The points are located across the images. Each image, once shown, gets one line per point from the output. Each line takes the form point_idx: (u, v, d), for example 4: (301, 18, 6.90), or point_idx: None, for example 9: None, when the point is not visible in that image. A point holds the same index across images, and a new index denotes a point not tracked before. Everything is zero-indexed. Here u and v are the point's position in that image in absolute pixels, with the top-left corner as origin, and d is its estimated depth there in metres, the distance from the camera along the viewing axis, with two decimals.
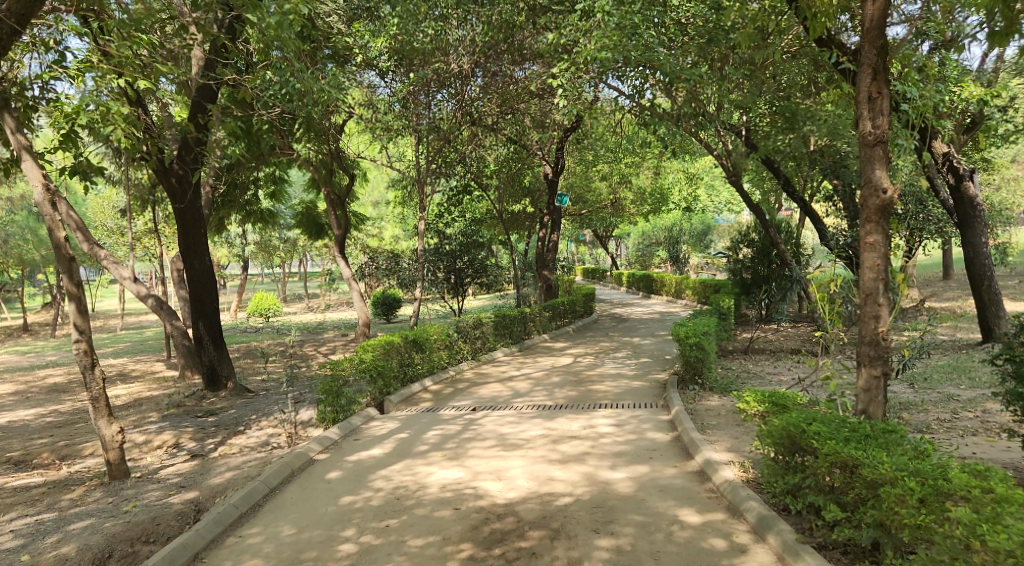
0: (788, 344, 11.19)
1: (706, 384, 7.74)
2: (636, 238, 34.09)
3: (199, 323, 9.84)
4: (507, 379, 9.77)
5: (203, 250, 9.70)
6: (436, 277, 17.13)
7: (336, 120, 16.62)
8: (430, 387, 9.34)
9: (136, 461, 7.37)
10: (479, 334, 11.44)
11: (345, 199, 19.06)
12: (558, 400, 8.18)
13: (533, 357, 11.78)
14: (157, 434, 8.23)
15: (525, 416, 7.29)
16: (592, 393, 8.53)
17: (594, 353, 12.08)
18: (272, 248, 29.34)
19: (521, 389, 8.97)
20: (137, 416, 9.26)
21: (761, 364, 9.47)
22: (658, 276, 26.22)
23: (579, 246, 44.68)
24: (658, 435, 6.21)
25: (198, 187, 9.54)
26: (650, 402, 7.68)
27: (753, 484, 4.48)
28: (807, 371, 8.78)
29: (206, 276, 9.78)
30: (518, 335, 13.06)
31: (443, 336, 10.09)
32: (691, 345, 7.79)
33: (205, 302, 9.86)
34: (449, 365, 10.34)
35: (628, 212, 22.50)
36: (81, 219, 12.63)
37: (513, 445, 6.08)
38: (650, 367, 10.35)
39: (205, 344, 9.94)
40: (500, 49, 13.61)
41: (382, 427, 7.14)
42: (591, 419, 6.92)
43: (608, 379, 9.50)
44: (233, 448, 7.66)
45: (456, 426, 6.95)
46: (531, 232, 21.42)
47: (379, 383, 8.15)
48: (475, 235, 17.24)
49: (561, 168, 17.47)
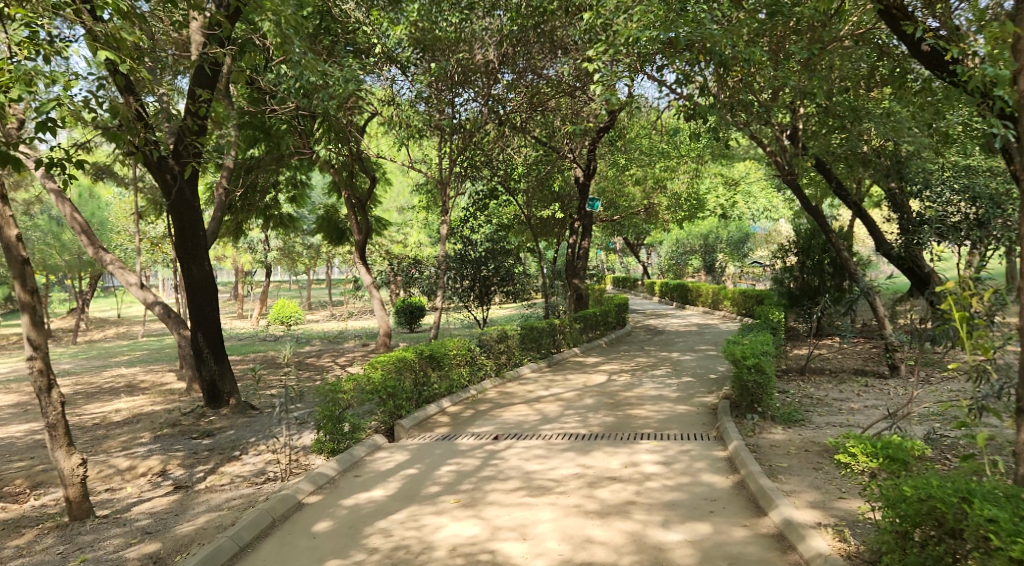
0: (849, 363, 10.00)
1: (768, 413, 6.64)
2: (669, 246, 32.90)
3: (198, 335, 9.05)
4: (534, 401, 8.77)
5: (201, 255, 8.90)
6: (460, 286, 15.98)
7: (357, 120, 15.86)
8: (448, 409, 8.36)
9: (115, 493, 6.51)
10: (504, 348, 10.47)
11: (366, 203, 18.27)
12: (592, 428, 7.15)
13: (563, 374, 10.77)
14: (144, 459, 7.38)
15: (556, 448, 6.27)
16: (632, 419, 7.49)
17: (630, 370, 11.03)
18: (295, 254, 28.79)
19: (549, 413, 7.96)
20: (127, 438, 8.46)
21: (824, 388, 8.31)
22: (693, 285, 25.01)
23: (608, 255, 43.36)
24: (715, 479, 5.15)
25: (193, 182, 8.67)
26: (701, 433, 6.61)
27: (859, 563, 3.42)
28: (882, 399, 7.64)
29: (206, 283, 8.99)
30: (545, 349, 12.06)
31: (464, 352, 9.13)
32: (749, 367, 6.70)
33: (204, 312, 9.05)
34: (471, 384, 9.35)
35: (662, 218, 21.37)
36: (86, 222, 11.98)
37: (541, 489, 5.07)
38: (694, 388, 9.27)
39: (205, 357, 9.14)
40: (531, 38, 12.58)
41: (388, 459, 6.17)
42: (633, 455, 5.88)
43: (648, 402, 8.44)
44: (223, 479, 6.75)
45: (475, 460, 5.96)
46: (561, 238, 20.43)
47: (388, 405, 7.22)
48: (502, 241, 16.13)
49: (593, 171, 16.48)
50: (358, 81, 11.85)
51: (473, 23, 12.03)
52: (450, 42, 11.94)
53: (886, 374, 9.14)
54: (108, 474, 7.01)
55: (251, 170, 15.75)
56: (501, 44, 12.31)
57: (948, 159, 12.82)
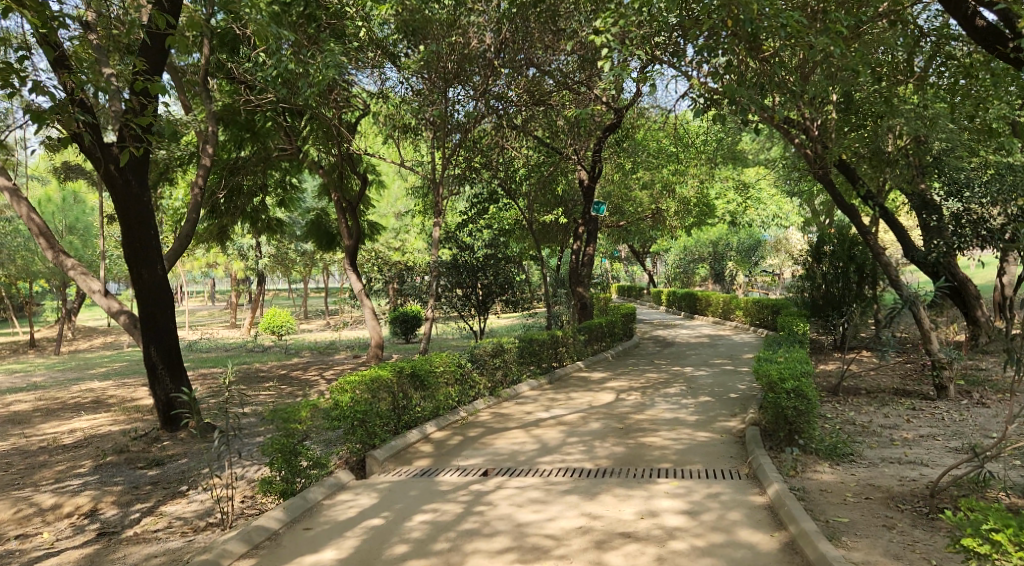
0: (887, 381, 8.87)
1: (811, 446, 5.52)
2: (676, 254, 31.73)
3: (149, 348, 8.01)
4: (532, 425, 7.66)
5: (154, 258, 7.87)
6: (452, 295, 14.66)
7: (346, 118, 14.86)
8: (433, 435, 7.27)
9: (25, 542, 5.46)
10: (499, 364, 9.37)
11: (356, 207, 17.21)
12: (599, 462, 6.05)
13: (566, 392, 9.64)
14: (72, 496, 6.33)
15: (556, 490, 5.18)
16: (645, 450, 6.37)
17: (641, 388, 9.92)
18: (288, 260, 27.81)
19: (549, 442, 6.85)
20: (64, 467, 7.41)
21: (866, 413, 7.14)
22: (703, 295, 23.92)
23: (613, 264, 42.10)
24: (757, 538, 4.02)
25: (143, 174, 7.68)
26: (731, 471, 5.51)
27: None
28: (937, 426, 6.49)
29: (158, 289, 7.96)
30: (546, 363, 10.95)
31: (453, 368, 8.05)
32: (787, 392, 5.60)
33: (156, 322, 8.02)
34: (460, 405, 8.25)
35: (670, 225, 20.25)
36: (44, 225, 10.98)
37: (537, 551, 3.99)
38: (714, 409, 8.17)
39: (160, 374, 8.10)
40: (530, 24, 11.52)
41: (350, 503, 5.09)
42: (652, 500, 4.79)
43: (663, 427, 7.31)
44: (159, 522, 5.68)
45: (456, 507, 4.89)
46: (564, 245, 19.33)
47: (359, 433, 6.16)
48: (500, 247, 14.80)
49: (598, 173, 15.30)
50: (341, 68, 10.83)
51: (468, 7, 10.99)
52: (442, 27, 10.95)
53: (932, 397, 7.98)
54: (26, 515, 5.99)
55: (235, 171, 14.85)
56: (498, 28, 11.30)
57: (988, 155, 11.68)
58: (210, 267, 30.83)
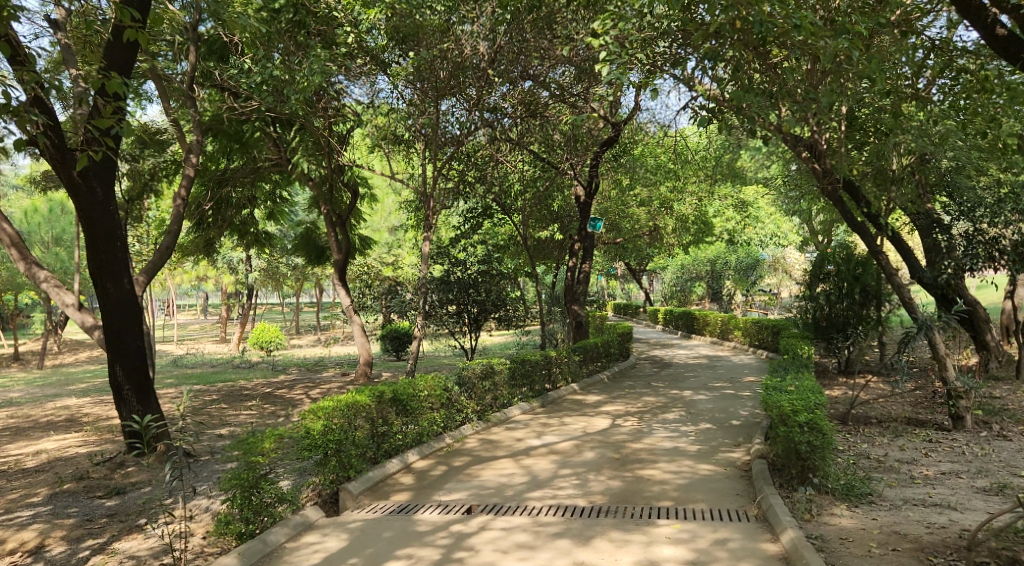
0: (898, 409, 8.41)
1: (826, 485, 5.04)
2: (673, 272, 31.30)
3: (115, 367, 7.54)
4: (522, 453, 7.16)
5: (122, 270, 7.41)
6: (443, 313, 14.04)
7: (336, 130, 14.45)
8: (415, 464, 6.77)
9: None
10: (488, 386, 8.87)
11: (346, 220, 16.75)
12: (594, 498, 5.56)
13: (559, 417, 9.13)
14: (19, 530, 5.80)
15: (546, 532, 4.70)
16: (643, 485, 5.87)
17: (638, 413, 9.42)
18: (279, 275, 27.30)
19: (540, 474, 6.34)
20: (17, 495, 6.86)
21: (879, 445, 6.66)
22: (700, 314, 23.47)
23: (609, 281, 41.72)
24: None
25: (111, 181, 7.24)
26: (737, 512, 5.04)
27: None
28: (959, 462, 6.01)
29: (126, 304, 7.50)
30: (539, 385, 10.44)
31: (438, 392, 7.57)
32: (800, 426, 5.11)
33: (123, 340, 7.53)
34: (446, 431, 7.74)
35: (667, 243, 19.84)
36: (15, 235, 10.39)
37: None
38: (716, 438, 7.68)
39: (126, 396, 7.60)
40: (526, 34, 11.15)
41: (317, 547, 4.65)
42: (651, 547, 4.31)
43: (662, 458, 6.82)
44: (109, 562, 5.15)
45: (434, 552, 4.39)
46: (560, 262, 18.86)
47: (332, 463, 5.68)
48: (494, 263, 14.30)
49: (595, 189, 14.99)
50: (329, 74, 10.38)
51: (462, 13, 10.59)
52: (434, 33, 10.47)
53: (949, 426, 7.51)
54: None
55: (223, 182, 14.47)
56: (493, 36, 10.87)
57: (997, 173, 11.30)
58: (199, 280, 30.27)
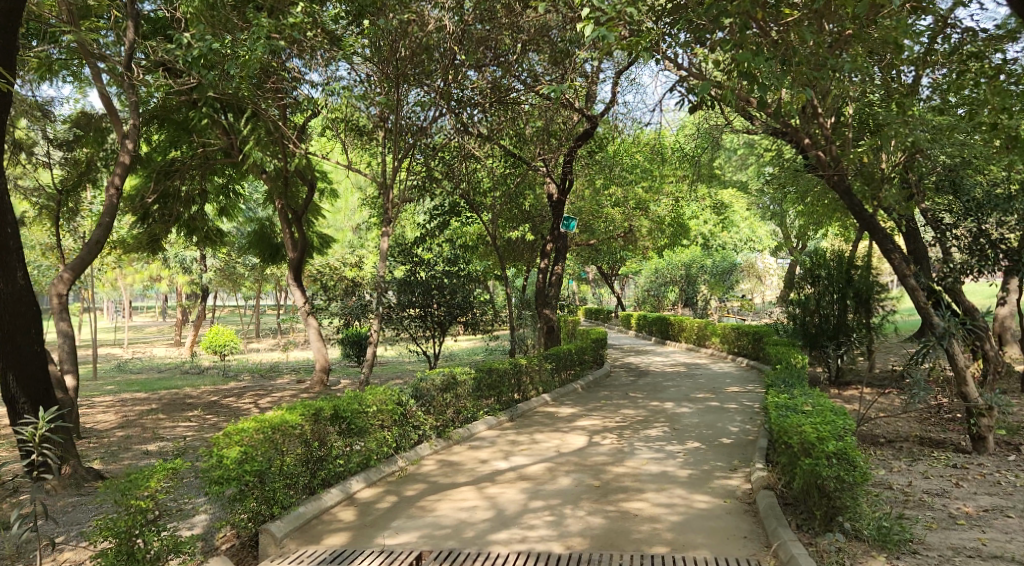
0: (907, 427, 7.55)
1: (857, 530, 4.12)
2: (647, 277, 30.55)
3: (7, 377, 6.34)
4: (488, 480, 6.12)
5: (12, 261, 6.26)
6: (404, 316, 12.86)
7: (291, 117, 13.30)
8: (359, 495, 5.70)
9: None
10: (450, 399, 7.83)
11: (302, 216, 15.53)
12: (571, 541, 4.56)
13: (530, 434, 8.10)
14: None
15: None
16: (630, 524, 4.88)
17: (619, 429, 8.44)
18: (235, 274, 25.87)
19: (506, 508, 5.32)
20: None
21: (899, 473, 5.78)
22: (675, 319, 22.69)
23: (581, 285, 40.89)
24: None
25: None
26: (750, 561, 4.10)
27: None
28: (997, 495, 5.14)
29: (20, 302, 6.33)
30: (507, 396, 9.39)
31: (391, 408, 6.51)
32: (827, 458, 4.17)
33: (16, 344, 6.35)
34: (399, 452, 6.67)
35: (642, 246, 18.99)
36: None
37: None
38: (710, 461, 6.72)
39: (20, 409, 6.39)
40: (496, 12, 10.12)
41: None
42: None
43: (650, 485, 5.85)
44: None
45: None
46: (532, 264, 17.90)
47: (251, 500, 4.59)
48: (461, 264, 13.24)
49: (569, 187, 14.01)
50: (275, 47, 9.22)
51: None
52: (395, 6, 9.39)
53: (972, 449, 6.64)
54: None
55: (169, 174, 13.26)
56: (459, 13, 9.84)
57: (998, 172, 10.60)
58: (151, 279, 28.64)
